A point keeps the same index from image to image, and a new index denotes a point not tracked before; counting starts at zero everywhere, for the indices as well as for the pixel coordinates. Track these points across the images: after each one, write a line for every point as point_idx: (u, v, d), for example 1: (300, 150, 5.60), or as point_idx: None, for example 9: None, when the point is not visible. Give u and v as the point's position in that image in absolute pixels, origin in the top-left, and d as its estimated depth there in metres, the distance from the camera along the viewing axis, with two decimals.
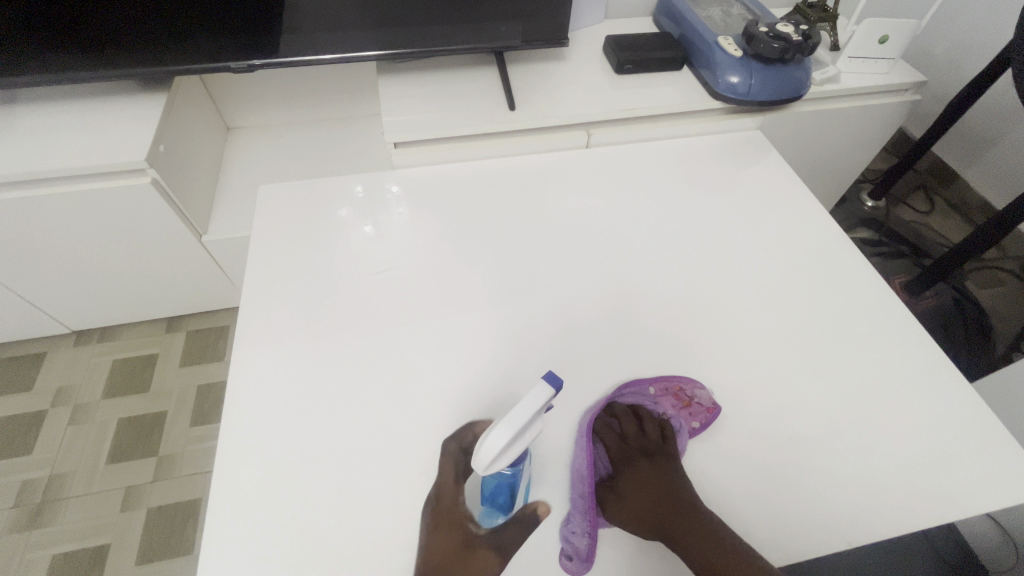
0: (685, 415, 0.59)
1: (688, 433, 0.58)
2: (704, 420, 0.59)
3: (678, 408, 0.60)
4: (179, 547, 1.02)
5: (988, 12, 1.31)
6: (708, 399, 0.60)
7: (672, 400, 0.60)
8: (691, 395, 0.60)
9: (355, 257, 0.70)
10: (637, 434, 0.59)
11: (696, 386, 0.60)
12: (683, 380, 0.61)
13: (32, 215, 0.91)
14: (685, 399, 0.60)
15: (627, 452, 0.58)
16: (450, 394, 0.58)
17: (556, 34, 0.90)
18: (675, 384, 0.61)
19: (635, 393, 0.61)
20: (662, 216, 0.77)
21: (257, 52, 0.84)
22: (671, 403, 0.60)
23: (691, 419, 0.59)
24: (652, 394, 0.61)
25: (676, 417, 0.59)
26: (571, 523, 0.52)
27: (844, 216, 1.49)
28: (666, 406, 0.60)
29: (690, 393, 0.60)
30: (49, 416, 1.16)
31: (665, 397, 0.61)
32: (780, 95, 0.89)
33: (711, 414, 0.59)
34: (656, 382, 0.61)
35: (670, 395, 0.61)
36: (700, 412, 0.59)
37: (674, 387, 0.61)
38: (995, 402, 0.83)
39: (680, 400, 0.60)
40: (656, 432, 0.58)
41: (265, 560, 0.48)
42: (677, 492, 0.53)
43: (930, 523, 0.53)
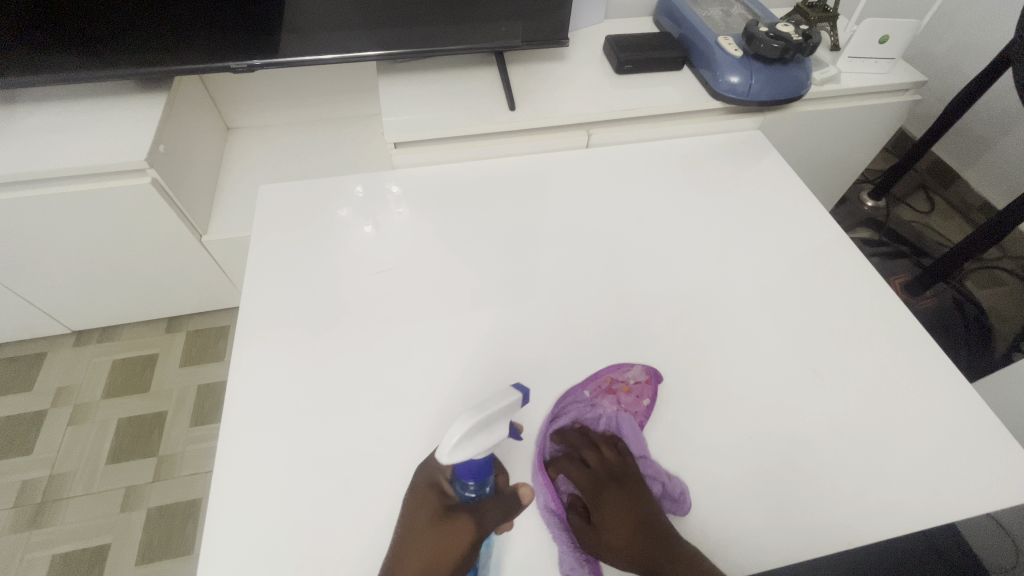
0: (632, 401, 0.59)
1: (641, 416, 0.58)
2: (649, 395, 0.59)
3: (620, 399, 0.59)
4: (179, 546, 1.02)
5: (990, 12, 1.30)
6: (643, 372, 0.61)
7: (610, 397, 0.59)
8: (624, 380, 0.60)
9: (355, 257, 0.70)
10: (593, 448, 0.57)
11: (624, 369, 0.60)
12: (610, 369, 0.61)
13: (31, 215, 0.91)
14: (621, 388, 0.59)
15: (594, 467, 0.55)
16: (450, 394, 0.58)
17: (556, 34, 0.90)
18: (605, 379, 0.60)
19: (573, 403, 0.59)
20: (661, 217, 0.77)
21: (257, 52, 0.85)
22: (610, 400, 0.59)
23: (641, 401, 0.59)
24: (588, 398, 0.59)
25: (621, 410, 0.58)
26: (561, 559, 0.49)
27: (844, 216, 1.49)
28: (607, 406, 0.59)
29: (622, 379, 0.60)
30: (49, 416, 1.16)
31: (601, 396, 0.59)
32: (780, 95, 0.89)
33: (650, 385, 0.60)
34: (589, 384, 0.60)
35: (605, 393, 0.59)
36: (643, 388, 0.60)
37: (604, 383, 0.60)
38: (996, 402, 0.82)
39: (616, 393, 0.59)
40: (610, 444, 0.57)
41: (265, 561, 0.48)
42: (648, 505, 0.52)
43: (930, 523, 0.53)
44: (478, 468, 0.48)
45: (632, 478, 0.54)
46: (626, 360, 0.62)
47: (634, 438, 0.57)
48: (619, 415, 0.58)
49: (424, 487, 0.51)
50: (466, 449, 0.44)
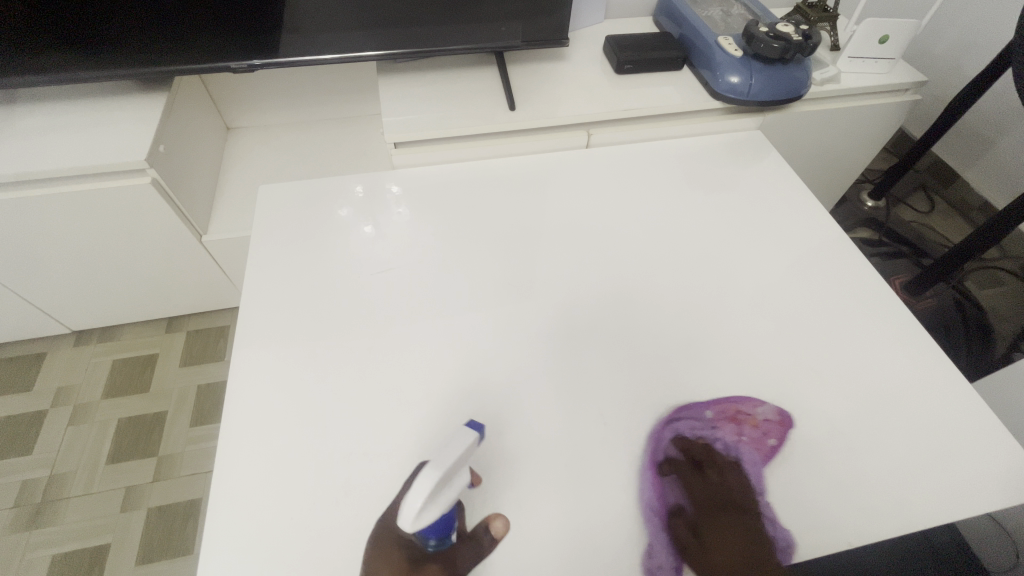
0: (758, 437, 0.57)
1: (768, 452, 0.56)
2: (779, 437, 0.57)
3: (744, 430, 0.58)
4: (180, 546, 1.02)
5: (990, 12, 1.30)
6: (773, 412, 0.59)
7: (732, 425, 0.58)
8: (752, 414, 0.59)
9: (355, 257, 0.70)
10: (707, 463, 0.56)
11: (756, 405, 0.59)
12: (739, 400, 0.60)
13: (32, 215, 0.91)
14: (748, 420, 0.58)
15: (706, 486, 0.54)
16: (449, 394, 0.58)
17: (556, 34, 0.90)
18: (731, 407, 0.59)
19: (694, 420, 0.58)
20: (661, 217, 0.77)
21: (258, 52, 0.84)
22: (732, 428, 0.58)
23: (767, 439, 0.57)
24: (710, 419, 0.58)
25: (744, 441, 0.57)
26: (653, 557, 0.50)
27: (843, 216, 1.49)
28: (729, 432, 0.57)
29: (752, 413, 0.59)
30: (49, 416, 1.16)
31: (723, 421, 0.58)
32: (780, 95, 0.89)
33: (783, 428, 0.58)
34: (712, 406, 0.59)
35: (728, 419, 0.58)
36: (772, 428, 0.58)
37: (730, 410, 0.59)
38: (996, 402, 0.82)
39: (741, 424, 0.58)
40: (728, 471, 0.55)
41: (266, 560, 0.48)
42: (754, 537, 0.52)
43: (928, 522, 0.53)
44: (444, 522, 0.48)
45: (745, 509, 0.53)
46: (758, 396, 0.60)
47: (754, 472, 0.55)
48: (741, 445, 0.57)
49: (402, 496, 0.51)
50: (433, 510, 0.43)
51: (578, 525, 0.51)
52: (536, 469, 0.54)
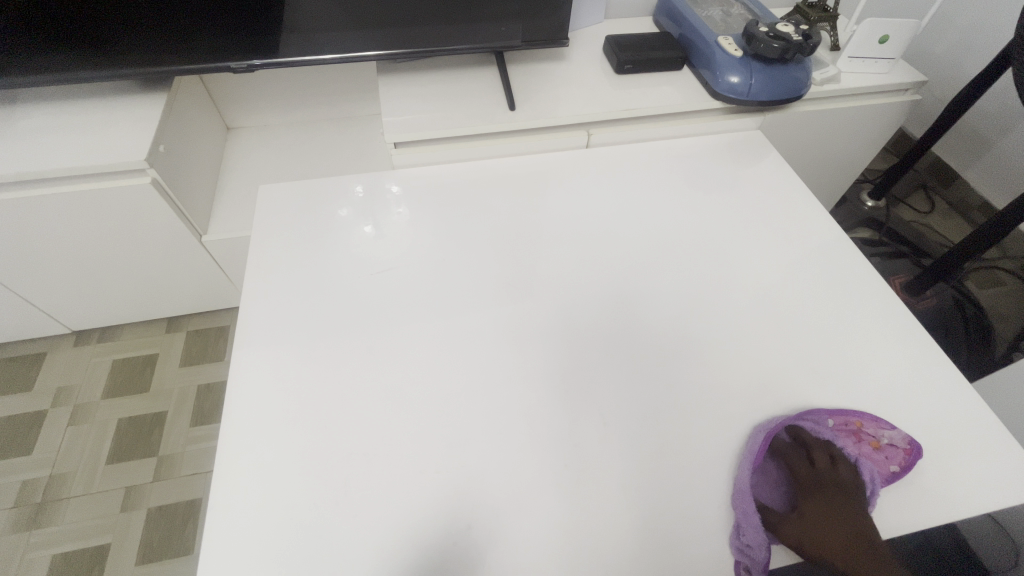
0: (880, 459, 0.56)
1: (880, 472, 0.55)
2: (902, 464, 0.55)
3: (866, 447, 0.56)
4: (179, 546, 1.02)
5: (990, 11, 1.30)
6: (902, 439, 0.56)
7: (852, 439, 0.57)
8: (878, 435, 0.57)
9: (355, 258, 0.70)
10: (808, 468, 0.57)
11: (882, 426, 0.57)
12: (866, 418, 0.58)
13: (32, 215, 0.91)
14: (871, 439, 0.57)
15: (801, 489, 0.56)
16: (449, 394, 0.58)
17: (556, 34, 0.90)
18: (856, 421, 0.58)
19: (818, 426, 0.58)
20: (661, 217, 0.77)
21: (257, 52, 0.84)
22: (851, 441, 0.57)
23: (889, 464, 0.55)
24: (831, 428, 0.58)
25: (865, 457, 0.56)
26: (742, 536, 0.51)
27: (844, 216, 1.49)
28: (849, 445, 0.57)
29: (876, 433, 0.57)
30: (49, 416, 1.17)
31: (843, 433, 0.58)
32: (780, 95, 0.89)
33: (909, 457, 0.55)
34: (836, 416, 0.58)
35: (849, 433, 0.58)
36: (896, 454, 0.56)
37: (855, 424, 0.58)
38: (995, 402, 0.82)
39: (863, 440, 0.57)
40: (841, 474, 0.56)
41: (265, 560, 0.48)
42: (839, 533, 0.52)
43: (928, 523, 0.53)
44: None
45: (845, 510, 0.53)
46: (885, 419, 0.58)
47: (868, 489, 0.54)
48: (862, 460, 0.55)
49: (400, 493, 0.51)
50: None
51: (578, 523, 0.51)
52: (533, 468, 0.54)
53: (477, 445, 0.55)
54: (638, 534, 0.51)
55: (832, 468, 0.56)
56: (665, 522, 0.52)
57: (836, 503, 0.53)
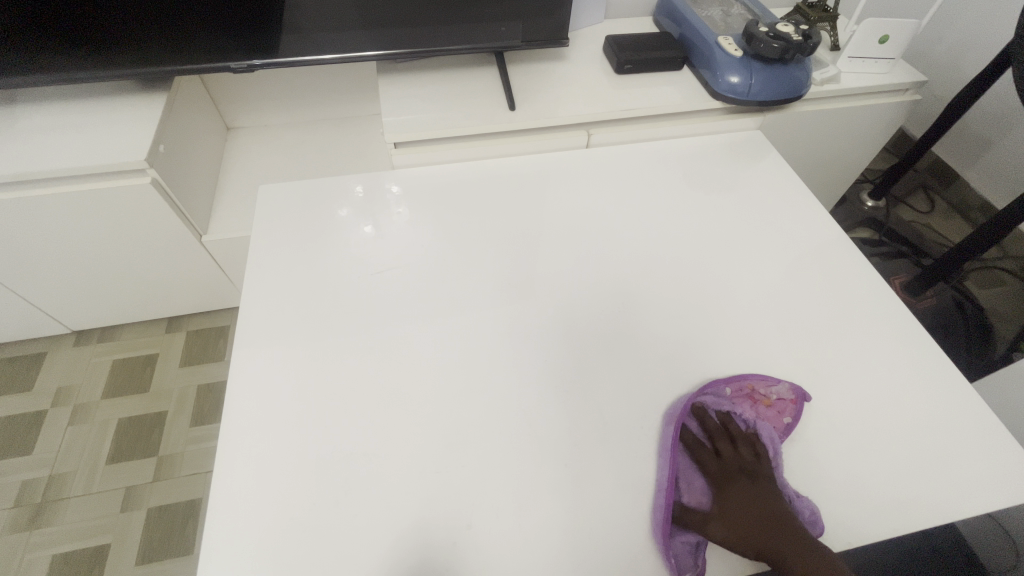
0: (773, 414, 0.58)
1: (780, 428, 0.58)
2: (794, 414, 0.58)
3: (760, 408, 0.59)
4: (180, 547, 1.02)
5: (991, 11, 1.30)
6: (789, 391, 0.59)
7: (747, 403, 0.60)
8: (766, 393, 0.60)
9: (355, 257, 0.70)
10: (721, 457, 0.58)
11: (771, 383, 0.60)
12: (754, 378, 0.60)
13: (33, 215, 0.91)
14: (762, 398, 0.60)
15: (713, 474, 0.56)
16: (450, 393, 0.58)
17: (556, 33, 0.90)
18: (746, 384, 0.61)
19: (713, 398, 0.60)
20: (661, 216, 0.77)
21: (257, 52, 0.84)
22: (748, 407, 0.60)
23: (782, 417, 0.58)
24: (728, 396, 0.60)
25: (762, 418, 0.58)
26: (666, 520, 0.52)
27: (843, 216, 1.49)
28: (746, 410, 0.59)
29: (765, 391, 0.60)
30: (49, 416, 1.16)
31: (741, 400, 0.60)
32: (780, 95, 0.89)
33: (797, 405, 0.59)
34: (730, 383, 0.61)
35: (744, 397, 0.60)
36: (786, 405, 0.59)
37: (747, 387, 0.60)
38: (995, 402, 0.82)
39: (757, 402, 0.60)
40: (748, 443, 0.57)
41: (265, 559, 0.48)
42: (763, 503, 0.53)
43: (929, 523, 0.53)
44: None
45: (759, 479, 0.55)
46: (772, 375, 0.61)
47: (772, 447, 0.56)
48: (760, 421, 0.58)
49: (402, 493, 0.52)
50: None
51: (580, 524, 0.51)
52: (532, 469, 0.54)
53: (478, 445, 0.55)
54: (638, 534, 0.51)
55: (737, 449, 0.57)
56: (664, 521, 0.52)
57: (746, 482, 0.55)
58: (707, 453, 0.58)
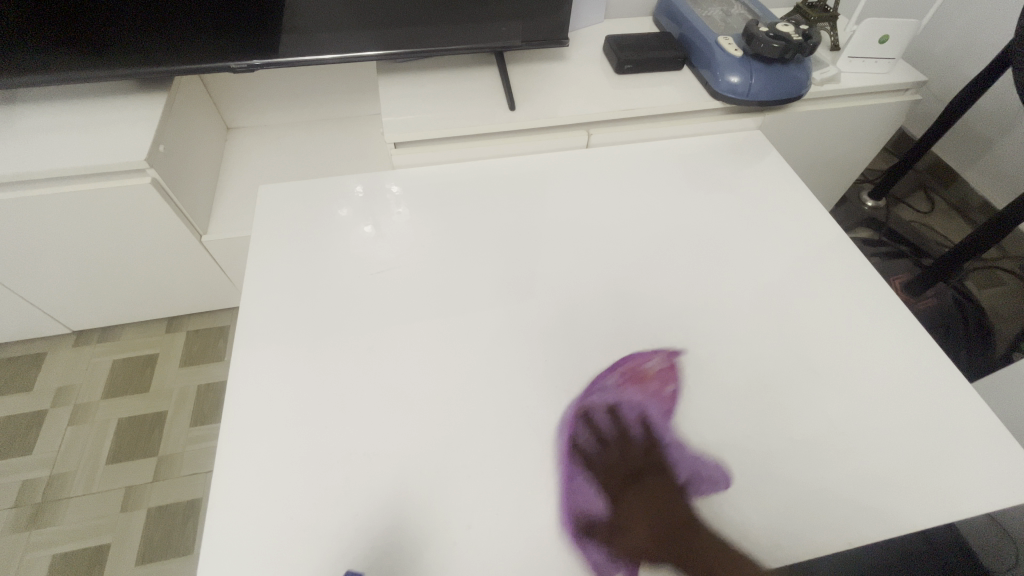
0: (660, 390, 0.60)
1: (669, 402, 0.59)
2: (676, 386, 0.60)
3: (648, 391, 0.59)
4: (179, 546, 1.02)
5: (991, 11, 1.30)
6: (663, 359, 0.62)
7: (636, 386, 0.60)
8: (647, 369, 0.61)
9: (355, 257, 0.70)
10: (619, 454, 0.55)
11: (645, 358, 0.62)
12: (629, 359, 0.62)
13: (33, 215, 0.91)
14: (646, 378, 0.60)
15: (607, 475, 0.54)
16: (451, 396, 0.58)
17: (556, 33, 0.90)
18: (627, 369, 0.61)
19: (600, 393, 0.59)
20: (661, 216, 0.77)
21: (257, 52, 0.84)
22: (638, 391, 0.59)
23: (667, 385, 0.60)
24: (615, 386, 0.60)
25: (652, 400, 0.59)
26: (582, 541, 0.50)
27: (844, 216, 1.49)
28: (634, 394, 0.59)
29: (643, 368, 0.61)
30: (49, 416, 1.17)
31: (628, 388, 0.59)
32: (780, 95, 0.89)
33: (673, 371, 0.62)
34: (612, 373, 0.61)
35: (630, 382, 0.60)
36: (667, 374, 0.61)
37: (627, 372, 0.61)
38: (995, 401, 0.82)
39: (644, 383, 0.60)
40: (641, 430, 0.57)
41: (264, 560, 0.48)
42: (663, 492, 0.53)
43: (930, 523, 0.53)
44: None
45: (656, 465, 0.55)
46: (647, 350, 0.63)
47: (665, 424, 0.58)
48: (649, 403, 0.59)
49: (401, 495, 0.52)
50: None
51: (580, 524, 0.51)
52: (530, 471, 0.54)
53: (476, 447, 0.55)
54: (638, 537, 0.51)
55: (631, 443, 0.56)
56: (661, 524, 0.52)
57: (648, 478, 0.54)
58: (602, 449, 0.55)
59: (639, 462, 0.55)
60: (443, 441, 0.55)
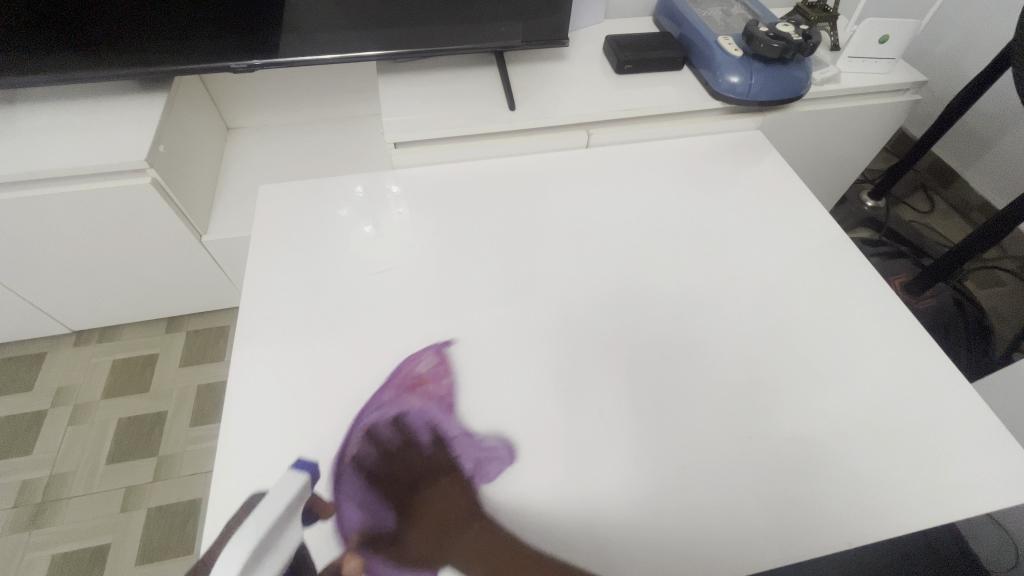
0: (438, 393, 0.58)
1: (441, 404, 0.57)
2: (445, 385, 0.59)
3: (422, 396, 0.58)
4: (179, 547, 1.02)
5: (991, 11, 1.30)
6: (431, 357, 0.61)
7: (412, 393, 0.58)
8: (418, 372, 0.60)
9: (355, 257, 0.70)
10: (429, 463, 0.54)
11: (416, 359, 0.61)
12: (403, 365, 0.60)
13: (32, 215, 0.91)
14: (417, 383, 0.59)
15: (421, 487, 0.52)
16: (449, 393, 0.58)
17: (556, 33, 0.90)
18: (403, 376, 0.59)
19: (377, 404, 0.57)
20: (661, 216, 0.77)
21: (257, 52, 0.84)
22: (410, 398, 0.57)
23: (441, 383, 0.59)
24: (392, 395, 0.58)
25: (418, 406, 0.57)
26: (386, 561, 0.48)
27: (844, 216, 1.49)
28: (411, 401, 0.57)
29: (417, 372, 0.59)
30: (48, 416, 1.16)
31: (401, 395, 0.58)
32: (780, 95, 0.89)
33: (445, 369, 0.60)
34: (389, 385, 0.58)
35: (406, 390, 0.58)
36: (438, 370, 0.60)
37: (409, 379, 0.59)
38: (995, 402, 0.82)
39: (417, 388, 0.58)
40: (426, 437, 0.55)
41: None
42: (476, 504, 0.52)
43: (930, 522, 0.53)
44: None
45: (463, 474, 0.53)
46: (423, 351, 0.62)
47: (440, 429, 0.56)
48: (417, 408, 0.57)
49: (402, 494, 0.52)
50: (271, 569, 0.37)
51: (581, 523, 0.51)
52: (530, 472, 0.54)
53: (477, 445, 0.55)
54: (638, 537, 0.51)
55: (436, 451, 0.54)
56: (661, 525, 0.52)
57: (456, 488, 0.52)
58: (414, 460, 0.54)
59: (448, 471, 0.53)
60: (443, 440, 0.55)
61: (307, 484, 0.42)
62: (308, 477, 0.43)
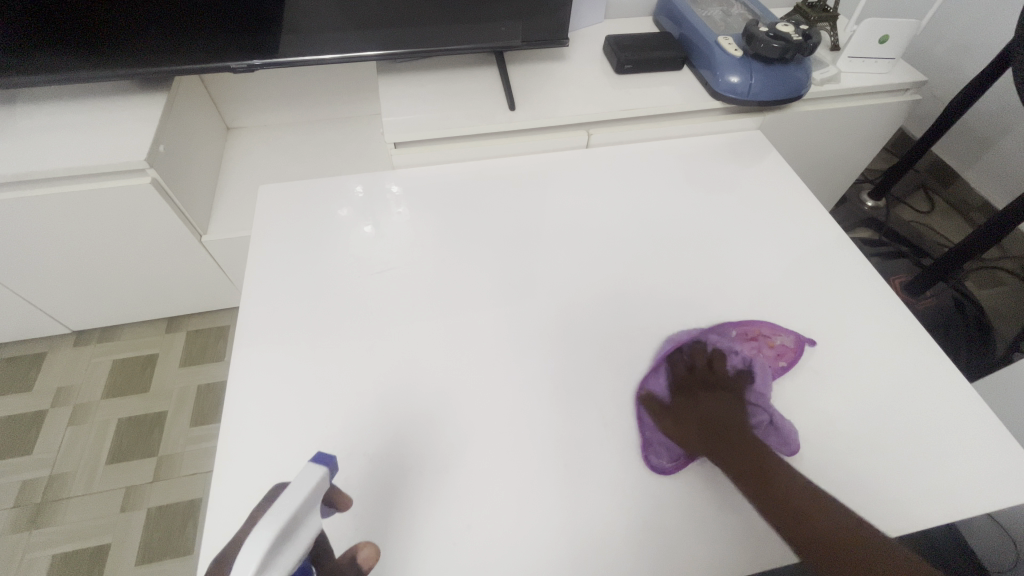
0: (772, 355, 0.63)
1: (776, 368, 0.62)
2: (791, 359, 0.63)
3: (764, 347, 0.64)
4: (179, 547, 1.02)
5: (991, 11, 1.30)
6: (792, 339, 0.65)
7: (751, 342, 0.64)
8: (771, 338, 0.65)
9: (355, 257, 0.70)
10: (690, 373, 0.62)
11: (776, 332, 0.65)
12: (764, 325, 0.66)
13: (33, 215, 0.91)
14: (767, 340, 0.65)
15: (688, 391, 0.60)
16: (778, 358, 0.63)
17: (556, 33, 0.90)
18: (752, 330, 0.66)
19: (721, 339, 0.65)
20: (661, 215, 0.77)
21: (257, 52, 0.84)
22: (749, 345, 0.64)
23: (778, 359, 0.63)
24: (733, 335, 0.65)
25: (759, 355, 0.63)
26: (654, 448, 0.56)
27: (844, 216, 1.49)
28: (744, 346, 0.64)
29: (770, 335, 0.65)
30: (49, 416, 1.16)
31: (742, 340, 0.65)
32: (780, 95, 0.89)
33: (797, 352, 0.64)
34: (738, 327, 0.66)
35: (748, 338, 0.65)
36: (787, 352, 0.64)
37: (752, 330, 0.66)
38: (995, 402, 0.82)
39: (760, 343, 0.64)
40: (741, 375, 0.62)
41: None
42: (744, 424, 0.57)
43: (929, 522, 0.53)
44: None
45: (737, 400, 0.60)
46: (779, 326, 0.66)
47: (763, 382, 0.61)
48: (754, 357, 0.63)
49: (401, 493, 0.52)
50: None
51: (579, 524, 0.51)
52: (531, 472, 0.54)
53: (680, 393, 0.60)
54: (639, 537, 0.51)
55: (709, 372, 0.62)
56: (661, 524, 0.52)
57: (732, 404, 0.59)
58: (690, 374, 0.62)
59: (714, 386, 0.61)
60: (443, 440, 0.55)
61: (326, 475, 0.38)
62: (328, 467, 0.39)
